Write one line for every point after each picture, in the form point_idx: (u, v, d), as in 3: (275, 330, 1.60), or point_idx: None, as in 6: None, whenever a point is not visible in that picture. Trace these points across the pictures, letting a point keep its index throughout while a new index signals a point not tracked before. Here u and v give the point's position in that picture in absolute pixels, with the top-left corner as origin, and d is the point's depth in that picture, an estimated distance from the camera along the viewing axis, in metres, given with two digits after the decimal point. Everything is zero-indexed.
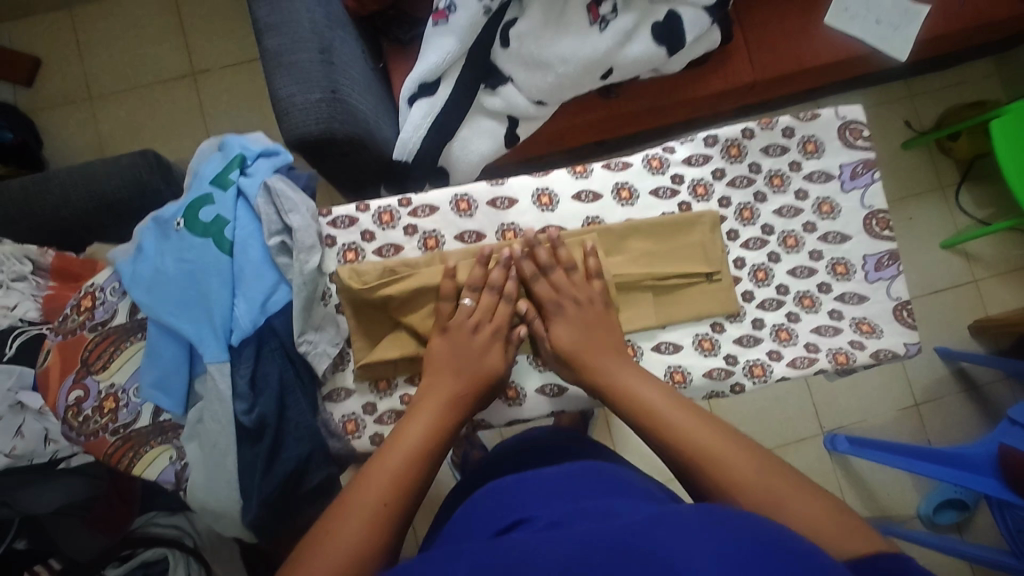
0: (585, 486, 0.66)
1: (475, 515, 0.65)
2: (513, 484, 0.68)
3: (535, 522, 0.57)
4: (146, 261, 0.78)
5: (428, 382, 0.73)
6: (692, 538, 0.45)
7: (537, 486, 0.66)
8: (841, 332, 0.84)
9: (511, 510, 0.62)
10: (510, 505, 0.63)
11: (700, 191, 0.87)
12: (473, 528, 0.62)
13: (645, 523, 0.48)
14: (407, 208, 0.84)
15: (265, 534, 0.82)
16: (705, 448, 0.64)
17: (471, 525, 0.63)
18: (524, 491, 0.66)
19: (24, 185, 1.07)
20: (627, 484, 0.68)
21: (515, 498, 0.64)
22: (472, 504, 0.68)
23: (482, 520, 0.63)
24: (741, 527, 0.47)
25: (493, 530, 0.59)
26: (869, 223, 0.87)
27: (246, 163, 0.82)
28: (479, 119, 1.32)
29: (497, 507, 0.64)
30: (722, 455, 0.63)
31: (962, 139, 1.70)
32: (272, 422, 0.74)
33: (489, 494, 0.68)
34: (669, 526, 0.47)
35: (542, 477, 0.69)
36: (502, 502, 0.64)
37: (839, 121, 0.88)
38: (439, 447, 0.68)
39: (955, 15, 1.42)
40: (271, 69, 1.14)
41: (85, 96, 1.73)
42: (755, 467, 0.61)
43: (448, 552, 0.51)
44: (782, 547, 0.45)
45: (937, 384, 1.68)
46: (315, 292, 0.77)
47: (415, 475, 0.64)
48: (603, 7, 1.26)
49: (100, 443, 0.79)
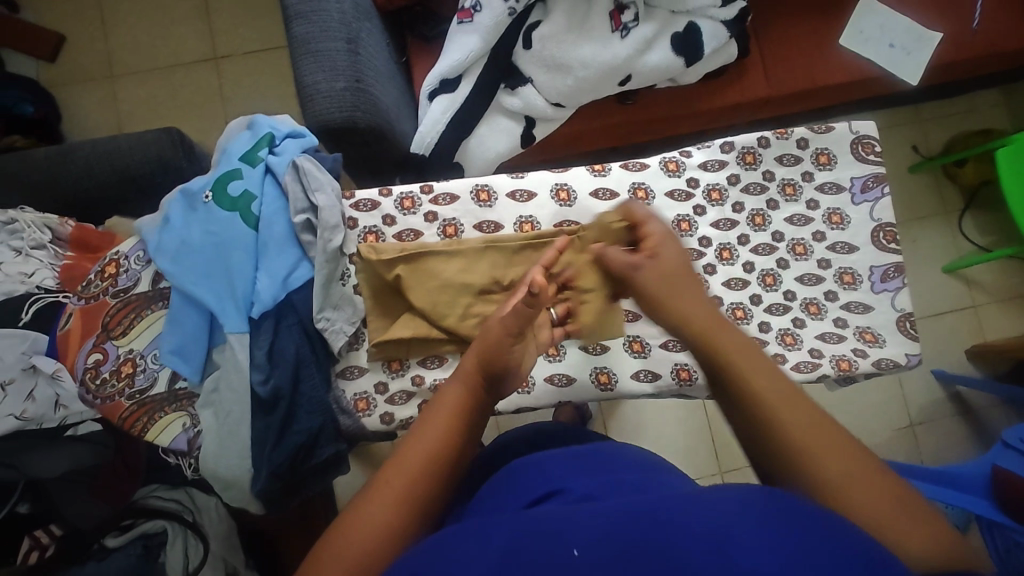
0: (611, 464, 0.68)
1: (502, 490, 0.68)
2: (544, 457, 0.70)
3: (566, 494, 0.59)
4: (171, 231, 0.80)
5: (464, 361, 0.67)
6: (720, 509, 0.47)
7: (562, 463, 0.68)
8: (844, 340, 0.86)
9: (539, 484, 0.64)
10: (535, 482, 0.65)
11: (685, 226, 0.88)
12: (500, 502, 0.64)
13: (674, 496, 0.50)
14: (428, 195, 0.86)
15: (272, 508, 0.83)
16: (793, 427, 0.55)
17: (503, 495, 0.66)
18: (553, 465, 0.68)
19: (49, 155, 1.09)
20: (647, 462, 0.70)
21: (541, 473, 0.67)
22: (503, 474, 0.70)
23: (512, 492, 0.65)
24: (765, 502, 0.47)
25: (525, 500, 0.62)
26: (877, 236, 0.89)
27: (274, 142, 0.84)
28: (497, 118, 1.35)
29: (529, 480, 0.66)
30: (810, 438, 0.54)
31: (968, 165, 1.73)
32: (286, 395, 0.76)
33: (515, 472, 0.70)
34: (686, 506, 0.48)
35: (570, 457, 0.70)
36: (529, 479, 0.66)
37: (853, 135, 0.90)
38: (472, 422, 0.64)
39: (967, 43, 1.45)
40: (298, 56, 1.16)
41: (107, 73, 1.76)
42: (839, 452, 0.54)
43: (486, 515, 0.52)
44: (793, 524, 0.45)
45: (933, 406, 1.71)
46: (335, 271, 0.79)
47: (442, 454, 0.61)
48: (625, 15, 1.29)
49: (115, 407, 0.79)
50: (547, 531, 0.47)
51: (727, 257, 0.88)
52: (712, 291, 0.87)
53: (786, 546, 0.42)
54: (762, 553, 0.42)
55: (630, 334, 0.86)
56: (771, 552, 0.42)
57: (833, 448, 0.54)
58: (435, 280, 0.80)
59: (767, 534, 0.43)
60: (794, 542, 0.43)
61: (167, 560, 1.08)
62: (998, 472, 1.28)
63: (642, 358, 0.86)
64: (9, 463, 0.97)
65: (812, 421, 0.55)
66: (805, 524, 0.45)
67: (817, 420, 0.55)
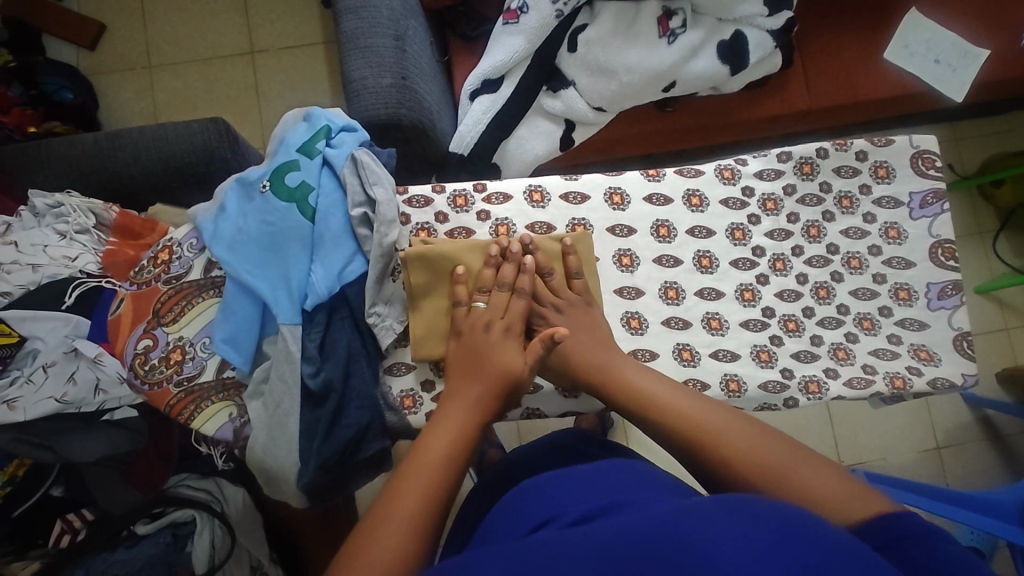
0: (620, 482, 0.71)
1: (511, 511, 0.73)
2: (546, 480, 0.74)
3: (561, 520, 0.64)
4: (227, 220, 0.81)
5: (456, 383, 0.71)
6: (720, 523, 0.48)
7: (568, 485, 0.72)
8: (898, 357, 0.84)
9: (541, 509, 0.69)
10: (543, 505, 0.70)
11: (705, 263, 0.86)
12: (508, 528, 0.69)
13: (678, 513, 0.51)
14: (481, 194, 0.86)
15: (313, 502, 0.82)
16: (702, 429, 0.67)
17: (509, 522, 0.71)
18: (551, 490, 0.72)
19: (98, 141, 1.10)
20: (654, 481, 0.72)
21: (545, 497, 0.71)
22: (509, 498, 0.75)
23: (517, 519, 0.70)
24: (770, 515, 0.48)
25: (527, 527, 0.67)
26: (935, 253, 0.87)
27: (330, 135, 0.84)
28: (537, 120, 1.34)
29: (533, 505, 0.71)
30: (718, 432, 0.66)
31: (1006, 187, 1.70)
32: (337, 389, 0.76)
33: (528, 493, 0.74)
34: (693, 520, 0.49)
35: (576, 477, 0.74)
36: (538, 501, 0.71)
37: (913, 149, 0.88)
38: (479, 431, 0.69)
39: (1014, 60, 1.43)
40: (346, 50, 1.17)
41: (145, 64, 1.78)
42: (737, 433, 0.65)
43: (480, 554, 0.54)
44: (803, 540, 0.45)
45: (960, 429, 1.68)
46: (388, 266, 0.79)
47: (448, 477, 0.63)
48: (673, 21, 1.28)
49: (162, 393, 0.79)
50: (540, 565, 0.50)
51: (780, 267, 0.87)
52: (764, 302, 0.86)
53: (792, 560, 0.43)
54: (776, 564, 0.42)
55: (679, 341, 0.83)
56: (777, 561, 0.42)
57: (734, 430, 0.66)
58: (490, 281, 0.78)
59: (773, 548, 0.44)
60: (802, 555, 0.43)
61: (193, 553, 1.07)
62: None
63: (692, 367, 0.82)
64: (44, 444, 0.95)
65: (707, 418, 0.68)
66: (810, 539, 0.45)
67: (726, 422, 0.67)
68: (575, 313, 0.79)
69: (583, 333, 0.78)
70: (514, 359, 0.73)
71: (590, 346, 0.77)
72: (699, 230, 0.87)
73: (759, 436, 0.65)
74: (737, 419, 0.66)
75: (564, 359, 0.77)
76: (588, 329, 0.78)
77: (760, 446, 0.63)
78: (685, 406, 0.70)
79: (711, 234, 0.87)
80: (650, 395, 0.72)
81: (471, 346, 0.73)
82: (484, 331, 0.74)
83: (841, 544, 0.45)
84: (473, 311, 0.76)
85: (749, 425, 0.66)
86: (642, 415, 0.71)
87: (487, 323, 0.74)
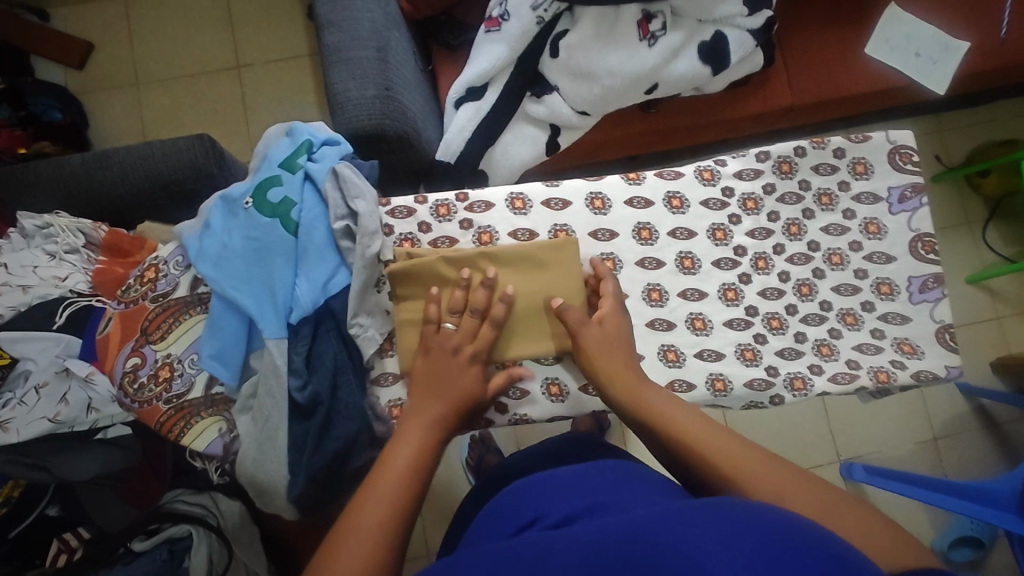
0: (605, 482, 0.73)
1: (498, 510, 0.74)
2: (532, 481, 0.76)
3: (545, 521, 0.66)
4: (213, 238, 0.81)
5: (415, 405, 0.74)
6: (694, 524, 0.49)
7: (552, 483, 0.73)
8: (882, 351, 0.85)
9: (527, 508, 0.70)
10: (528, 503, 0.72)
11: (687, 264, 0.87)
12: (496, 525, 0.71)
13: (654, 516, 0.53)
14: (463, 202, 0.86)
15: (304, 513, 0.83)
16: (736, 465, 0.65)
17: (496, 521, 0.72)
18: (537, 488, 0.74)
19: (85, 162, 1.11)
20: (637, 480, 0.74)
21: (531, 494, 0.73)
22: (499, 497, 0.77)
23: (502, 518, 0.72)
24: (743, 518, 0.48)
25: (511, 528, 0.68)
26: (915, 246, 0.88)
27: (313, 149, 0.85)
28: (522, 126, 1.36)
29: (519, 503, 0.72)
30: (753, 472, 0.64)
31: (991, 176, 1.71)
32: (325, 401, 0.76)
33: (513, 492, 0.75)
34: (669, 521, 0.51)
35: (561, 475, 0.75)
36: (522, 500, 0.72)
37: (890, 145, 0.89)
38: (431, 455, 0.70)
39: (993, 51, 1.44)
40: (330, 64, 1.18)
41: (133, 81, 1.79)
42: (774, 473, 0.63)
43: (469, 554, 0.58)
44: (769, 537, 0.45)
45: (957, 419, 1.68)
46: (371, 277, 0.79)
47: (408, 493, 0.65)
48: (652, 24, 1.28)
49: (152, 411, 0.80)
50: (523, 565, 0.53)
51: (762, 266, 0.88)
52: (747, 301, 0.86)
53: (765, 555, 0.44)
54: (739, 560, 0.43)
55: (664, 343, 0.84)
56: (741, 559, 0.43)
57: (774, 473, 0.63)
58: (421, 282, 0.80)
59: (769, 555, 0.43)
60: (768, 549, 0.44)
61: (191, 565, 1.08)
62: None
63: (678, 367, 0.83)
64: (40, 464, 0.95)
65: (742, 456, 0.65)
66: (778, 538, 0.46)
67: (763, 463, 0.65)
68: (610, 333, 0.78)
69: (614, 336, 0.79)
70: (475, 382, 0.76)
71: (627, 379, 0.76)
72: (680, 231, 0.88)
73: (791, 476, 0.63)
74: (771, 461, 0.65)
75: (614, 344, 0.78)
76: (619, 343, 0.78)
77: (803, 493, 0.61)
78: (720, 444, 0.67)
79: (693, 235, 0.88)
80: (661, 411, 0.72)
81: (437, 365, 0.75)
82: (451, 355, 0.76)
83: (809, 540, 0.45)
84: (442, 331, 0.77)
85: (750, 447, 0.66)
86: (675, 451, 0.70)
87: (456, 346, 0.76)
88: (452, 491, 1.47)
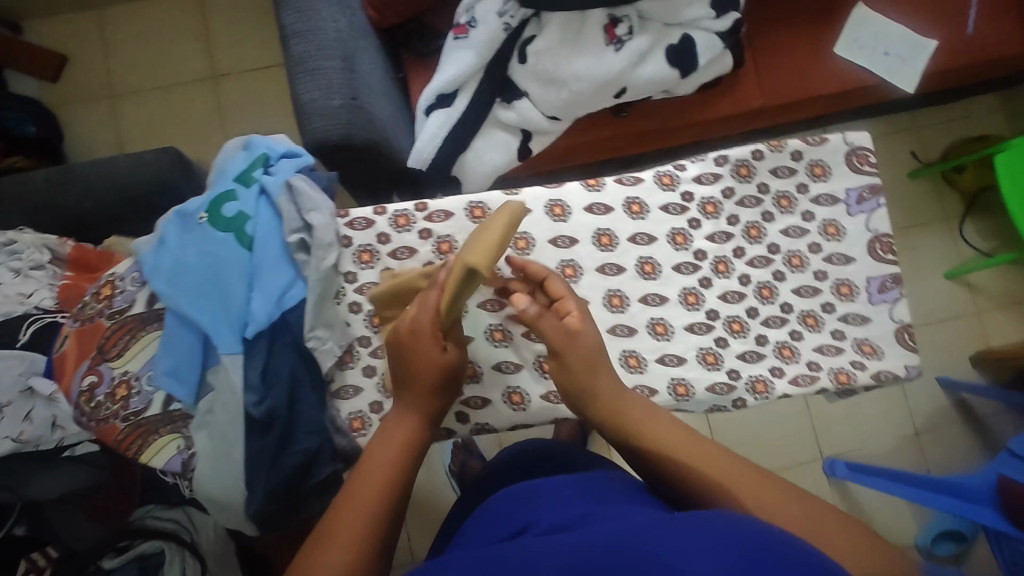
0: (594, 492, 0.71)
1: (485, 519, 0.72)
2: (522, 488, 0.73)
3: (535, 528, 0.63)
4: (167, 253, 0.80)
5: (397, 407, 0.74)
6: (694, 551, 0.47)
7: (541, 492, 0.71)
8: (842, 352, 0.85)
9: (517, 515, 0.68)
10: (516, 511, 0.69)
11: (648, 269, 0.87)
12: (484, 533, 0.69)
13: (648, 535, 0.51)
14: (422, 212, 0.86)
15: (268, 527, 0.83)
16: (720, 476, 0.65)
17: (483, 527, 0.70)
18: (528, 495, 0.71)
19: (49, 177, 1.10)
20: (623, 489, 0.73)
21: (519, 502, 0.71)
22: (488, 506, 0.74)
23: (489, 526, 0.69)
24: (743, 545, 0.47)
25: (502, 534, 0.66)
26: (873, 247, 0.88)
27: (269, 162, 0.85)
28: (493, 132, 1.36)
29: (506, 510, 0.71)
30: (739, 483, 0.64)
31: (967, 172, 1.73)
32: (282, 415, 0.77)
33: (502, 500, 0.73)
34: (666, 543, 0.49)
35: (553, 484, 0.73)
36: (511, 508, 0.70)
37: (848, 146, 0.89)
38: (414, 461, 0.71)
39: (961, 49, 1.45)
40: (295, 74, 1.17)
41: (108, 93, 1.78)
42: (759, 484, 0.64)
43: (456, 558, 0.56)
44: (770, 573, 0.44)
45: (937, 415, 1.69)
46: (328, 289, 0.80)
47: (387, 503, 0.66)
48: (619, 28, 1.28)
49: (110, 429, 0.79)
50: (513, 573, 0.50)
51: (723, 269, 0.88)
52: (708, 305, 0.87)
53: None
54: None
55: (625, 348, 0.84)
56: None
57: (762, 484, 0.63)
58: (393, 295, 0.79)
59: None
60: None
61: None
62: (1003, 482, 1.26)
63: (639, 373, 0.84)
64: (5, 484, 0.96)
65: (728, 468, 0.66)
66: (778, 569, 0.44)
67: (746, 474, 0.65)
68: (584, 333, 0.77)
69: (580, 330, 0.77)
70: (441, 359, 0.73)
71: (609, 392, 0.75)
72: (641, 236, 0.88)
73: (776, 486, 0.63)
74: (755, 473, 0.65)
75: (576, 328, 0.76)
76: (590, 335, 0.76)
77: (792, 503, 0.61)
78: (704, 456, 0.68)
79: (653, 240, 0.88)
80: (641, 428, 0.72)
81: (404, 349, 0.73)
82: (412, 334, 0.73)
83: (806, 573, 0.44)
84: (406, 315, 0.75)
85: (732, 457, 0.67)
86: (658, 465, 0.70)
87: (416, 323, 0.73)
88: (436, 498, 1.47)
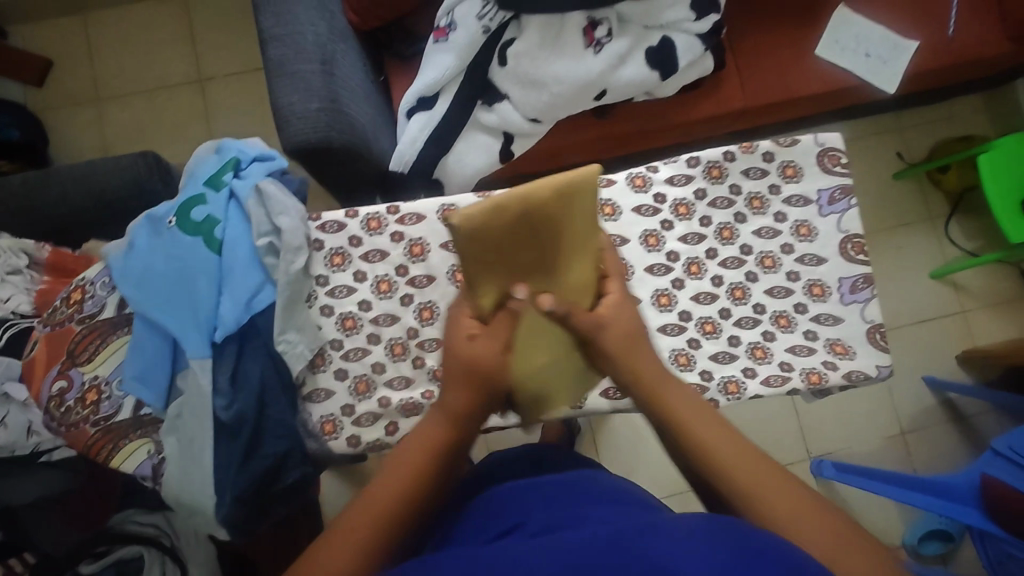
0: (587, 495, 0.69)
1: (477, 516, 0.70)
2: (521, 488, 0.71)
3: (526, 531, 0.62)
4: (137, 257, 0.80)
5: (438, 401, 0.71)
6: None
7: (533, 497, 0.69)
8: (815, 352, 0.85)
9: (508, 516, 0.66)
10: (506, 514, 0.67)
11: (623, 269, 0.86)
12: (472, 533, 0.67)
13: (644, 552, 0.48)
14: (394, 215, 0.86)
15: (241, 531, 0.83)
16: (750, 480, 0.61)
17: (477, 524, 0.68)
18: (526, 496, 0.70)
19: (24, 180, 1.09)
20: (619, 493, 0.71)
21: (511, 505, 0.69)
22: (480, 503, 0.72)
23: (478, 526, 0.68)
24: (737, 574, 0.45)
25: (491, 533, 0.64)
26: (845, 247, 0.88)
27: (240, 166, 0.85)
28: (475, 134, 1.35)
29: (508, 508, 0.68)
30: (770, 492, 0.60)
31: (951, 172, 1.74)
32: (251, 418, 0.78)
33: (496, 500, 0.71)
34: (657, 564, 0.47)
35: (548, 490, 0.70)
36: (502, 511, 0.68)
37: (819, 147, 0.90)
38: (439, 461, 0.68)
39: (941, 50, 1.46)
40: (274, 78, 1.17)
41: (94, 97, 1.78)
42: (790, 496, 0.60)
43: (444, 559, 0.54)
44: None
45: (924, 414, 1.70)
46: (298, 292, 0.80)
47: (400, 505, 0.64)
48: (598, 31, 1.28)
49: (80, 434, 0.79)
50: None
51: (695, 271, 0.88)
52: (680, 306, 0.87)
53: None
54: None
55: None
56: None
57: (788, 495, 0.60)
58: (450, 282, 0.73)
59: None
60: None
61: None
62: (988, 482, 1.26)
63: None
64: None
65: (760, 473, 0.62)
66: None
67: (778, 482, 0.61)
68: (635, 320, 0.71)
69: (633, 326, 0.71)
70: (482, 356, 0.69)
71: (657, 377, 0.69)
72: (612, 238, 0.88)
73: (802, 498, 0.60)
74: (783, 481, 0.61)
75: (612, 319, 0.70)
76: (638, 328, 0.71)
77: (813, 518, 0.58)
78: (741, 455, 0.63)
79: (625, 242, 0.88)
80: (675, 413, 0.67)
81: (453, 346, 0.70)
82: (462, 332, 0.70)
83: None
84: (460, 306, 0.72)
85: (763, 461, 0.63)
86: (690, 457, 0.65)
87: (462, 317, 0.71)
88: None
